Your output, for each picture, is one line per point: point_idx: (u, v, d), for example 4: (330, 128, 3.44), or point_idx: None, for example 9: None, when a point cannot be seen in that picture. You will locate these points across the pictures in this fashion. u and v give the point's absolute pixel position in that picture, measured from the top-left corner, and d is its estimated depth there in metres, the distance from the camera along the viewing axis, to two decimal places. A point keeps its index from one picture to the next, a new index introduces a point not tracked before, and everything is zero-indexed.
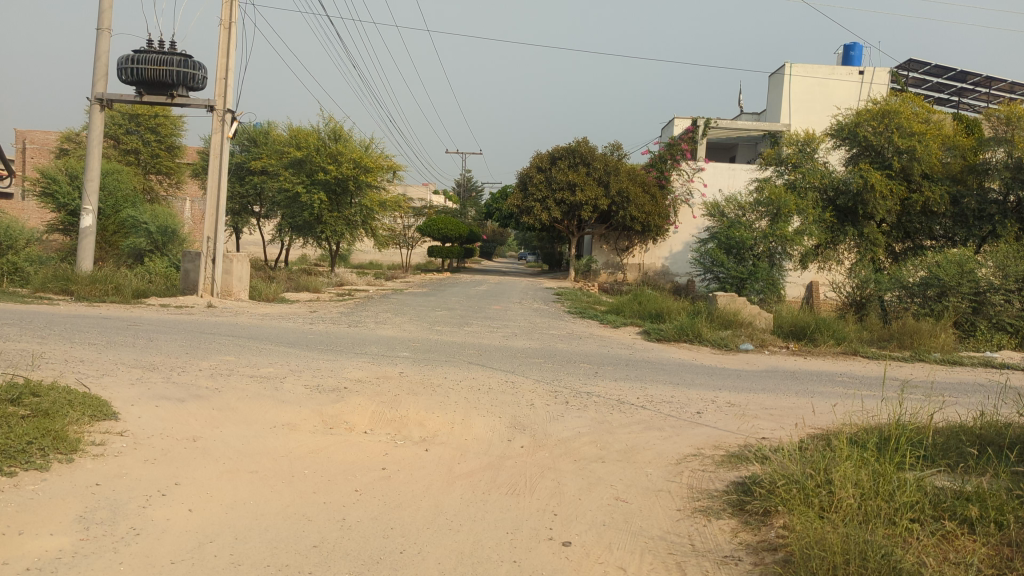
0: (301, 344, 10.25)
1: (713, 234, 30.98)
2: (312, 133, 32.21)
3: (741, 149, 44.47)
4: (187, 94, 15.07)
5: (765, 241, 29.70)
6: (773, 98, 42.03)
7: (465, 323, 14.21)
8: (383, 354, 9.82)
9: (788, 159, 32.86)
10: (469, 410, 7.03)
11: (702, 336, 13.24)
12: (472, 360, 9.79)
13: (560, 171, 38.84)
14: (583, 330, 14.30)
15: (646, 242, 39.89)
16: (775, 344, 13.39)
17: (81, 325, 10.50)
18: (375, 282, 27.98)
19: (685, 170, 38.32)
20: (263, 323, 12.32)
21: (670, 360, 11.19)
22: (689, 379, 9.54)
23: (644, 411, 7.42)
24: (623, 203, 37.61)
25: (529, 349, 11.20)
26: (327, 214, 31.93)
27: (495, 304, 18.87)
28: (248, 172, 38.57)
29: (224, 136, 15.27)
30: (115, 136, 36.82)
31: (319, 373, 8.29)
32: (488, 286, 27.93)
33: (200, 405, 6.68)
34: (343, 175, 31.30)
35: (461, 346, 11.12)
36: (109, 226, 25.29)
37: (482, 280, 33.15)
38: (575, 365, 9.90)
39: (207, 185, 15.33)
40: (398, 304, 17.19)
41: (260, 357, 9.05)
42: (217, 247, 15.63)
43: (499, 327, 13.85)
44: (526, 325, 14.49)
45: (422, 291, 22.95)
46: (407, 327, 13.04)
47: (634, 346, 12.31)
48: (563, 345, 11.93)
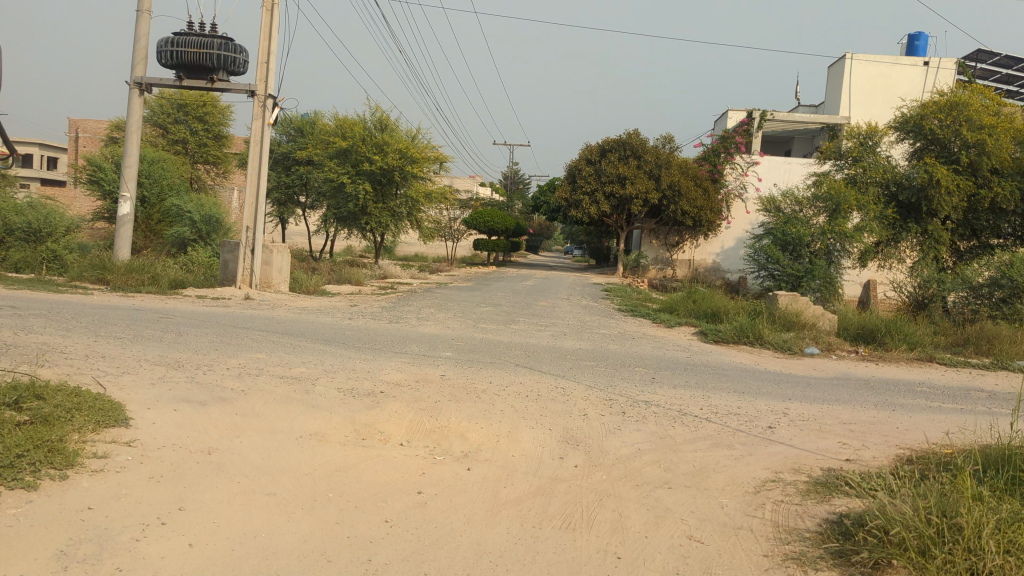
0: (337, 341, 9.67)
1: (768, 230, 29.90)
2: (358, 123, 31.85)
3: (797, 142, 43.04)
4: (226, 77, 14.72)
5: (822, 237, 28.44)
6: (832, 89, 40.52)
7: (510, 320, 13.54)
8: (422, 354, 9.18)
9: (849, 153, 31.84)
10: (515, 421, 6.33)
11: (763, 338, 12.34)
12: (518, 361, 9.08)
13: (609, 164, 37.94)
14: (635, 329, 13.48)
15: (696, 238, 38.78)
16: (844, 348, 12.40)
17: (111, 317, 10.11)
18: (418, 275, 27.46)
19: (739, 163, 37.36)
20: (300, 317, 11.82)
21: (731, 364, 10.33)
22: (756, 387, 8.68)
23: (710, 425, 6.61)
24: (674, 197, 36.55)
25: (578, 351, 10.45)
26: (372, 205, 31.58)
27: (541, 300, 18.14)
28: (294, 162, 38.49)
29: (265, 123, 14.83)
30: (163, 125, 37.00)
31: (353, 375, 7.68)
32: (534, 281, 27.26)
33: (223, 410, 6.11)
34: (388, 165, 30.86)
35: (506, 346, 10.43)
36: (153, 215, 25.38)
37: (528, 274, 32.48)
38: (629, 369, 9.12)
39: (247, 174, 14.91)
40: (441, 299, 16.58)
41: (292, 355, 8.49)
42: (256, 237, 15.21)
43: (546, 325, 13.15)
44: (574, 323, 13.74)
45: (467, 286, 22.35)
46: (449, 323, 12.41)
47: (691, 348, 11.49)
48: (615, 346, 11.16)
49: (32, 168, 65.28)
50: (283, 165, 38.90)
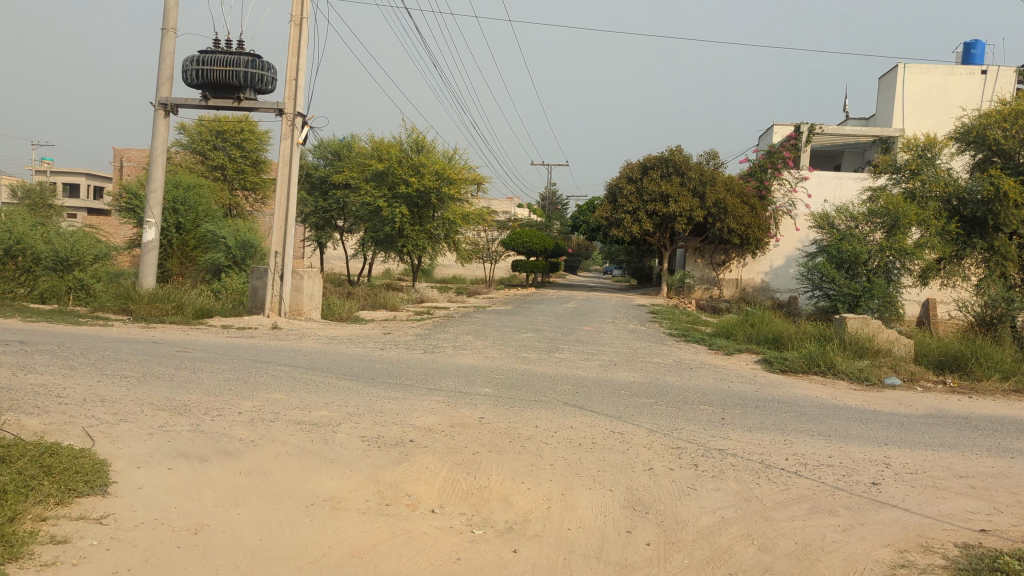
0: (365, 376, 8.76)
1: (822, 248, 28.58)
2: (394, 145, 31.26)
3: (847, 156, 41.52)
4: (255, 97, 13.99)
5: (880, 254, 27.04)
6: (884, 101, 39.05)
7: (555, 348, 12.54)
8: (460, 391, 8.23)
9: (907, 166, 30.47)
10: (568, 479, 5.32)
11: (836, 367, 11.18)
12: (568, 399, 8.08)
13: (651, 182, 36.82)
14: (692, 358, 12.39)
15: (744, 256, 37.44)
16: (928, 378, 11.16)
17: (124, 352, 9.33)
18: (457, 298, 26.61)
19: (787, 179, 36.10)
20: (328, 349, 10.97)
21: (806, 399, 9.17)
22: (842, 428, 7.54)
23: (801, 482, 5.52)
24: (719, 215, 35.39)
25: (633, 384, 9.40)
26: (409, 228, 30.91)
27: (586, 325, 17.08)
28: (332, 186, 38.13)
29: (294, 142, 14.10)
30: (202, 152, 36.92)
31: (380, 419, 6.73)
32: (577, 304, 26.25)
33: (223, 468, 5.18)
34: (424, 187, 30.17)
35: (553, 379, 9.43)
36: (189, 242, 24.95)
37: (569, 297, 31.50)
38: (693, 407, 8.05)
39: (276, 196, 14.21)
40: (480, 325, 15.63)
41: (314, 395, 7.59)
42: (285, 262, 14.45)
43: (594, 354, 12.13)
44: (625, 351, 12.69)
45: (507, 309, 21.38)
46: (489, 353, 11.45)
47: (757, 380, 10.35)
48: (672, 378, 10.08)
49: (78, 198, 66.24)
50: (321, 189, 38.57)
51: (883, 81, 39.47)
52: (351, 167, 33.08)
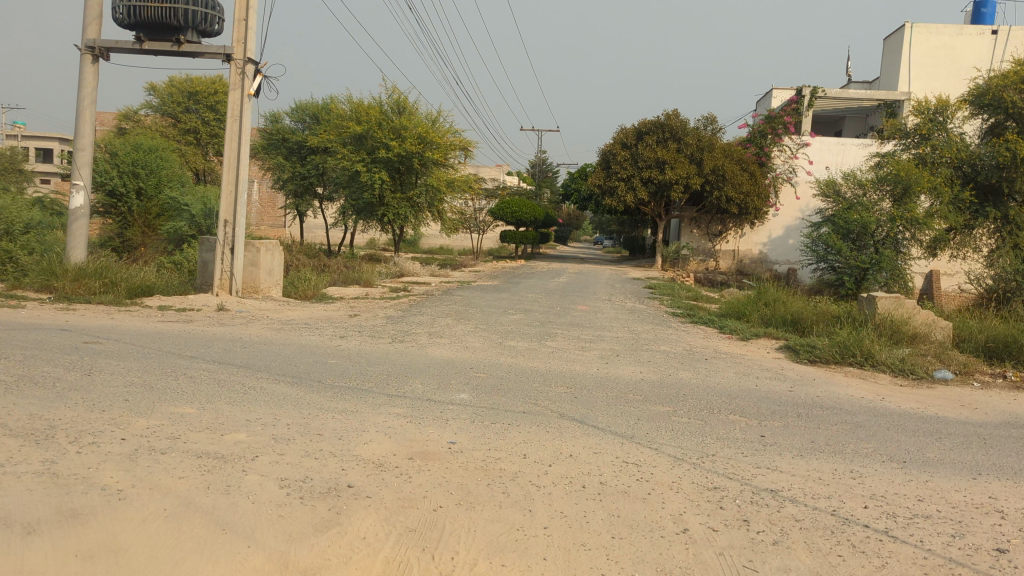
0: (309, 377, 7.00)
1: (828, 217, 27.02)
2: (374, 106, 29.25)
3: (849, 122, 39.96)
4: (198, 40, 12.08)
5: (888, 224, 25.50)
6: (890, 62, 37.29)
7: (546, 334, 10.84)
8: (427, 398, 6.50)
9: (917, 130, 28.77)
10: (568, 557, 3.62)
11: (875, 358, 9.51)
12: (563, 409, 6.36)
13: (646, 147, 34.94)
14: (704, 346, 10.70)
15: (741, 226, 35.77)
16: (983, 370, 9.50)
17: (16, 345, 7.53)
18: (439, 271, 24.84)
19: (788, 146, 34.27)
20: (278, 337, 9.20)
21: (852, 402, 7.48)
22: (915, 448, 5.84)
23: (902, 554, 3.86)
24: (717, 182, 33.69)
25: (641, 384, 7.68)
26: (389, 195, 29.04)
27: (579, 303, 15.34)
28: (310, 151, 36.17)
29: (245, 94, 12.22)
30: (173, 114, 34.78)
31: (313, 448, 5.00)
32: (569, 278, 24.58)
33: (50, 549, 3.45)
34: (405, 152, 28.27)
35: (545, 377, 7.72)
36: (151, 209, 23.12)
37: (558, 269, 29.83)
38: (720, 418, 6.35)
39: (224, 156, 12.36)
40: (461, 304, 13.87)
41: (235, 407, 5.85)
42: (236, 233, 12.59)
43: (591, 341, 10.43)
44: (628, 337, 10.99)
45: (493, 284, 19.68)
46: (467, 342, 9.70)
47: (787, 375, 8.67)
48: (686, 374, 8.38)
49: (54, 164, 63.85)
50: (300, 155, 36.60)
51: (888, 42, 37.75)
52: (327, 130, 31.09)
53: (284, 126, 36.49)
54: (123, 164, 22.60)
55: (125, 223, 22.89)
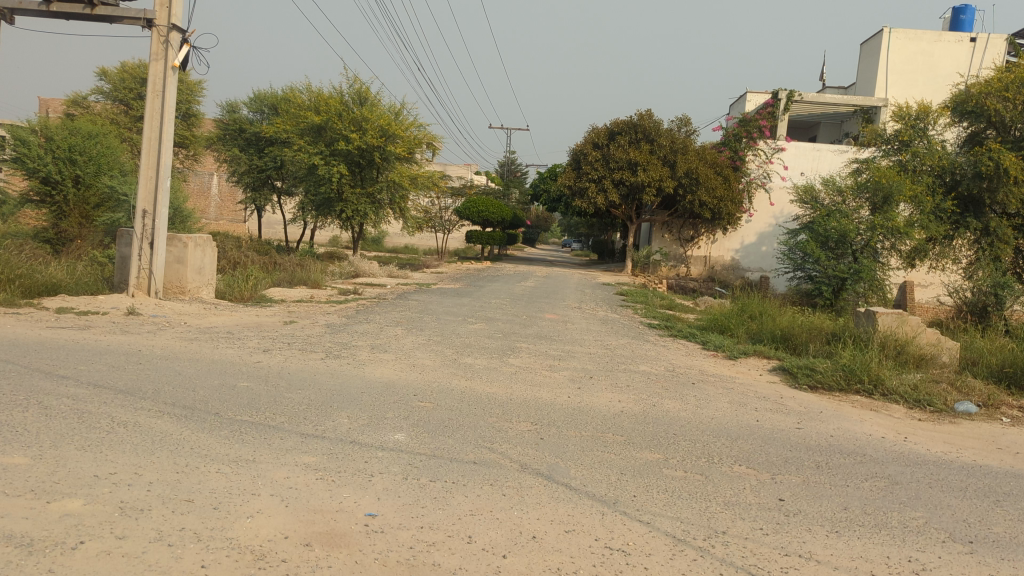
0: (204, 409, 5.53)
1: (805, 224, 26.07)
2: (334, 96, 27.56)
3: (823, 127, 39.35)
4: (115, 2, 10.44)
5: (868, 233, 24.57)
6: (868, 68, 36.63)
7: (509, 349, 9.46)
8: (350, 441, 5.08)
9: (898, 136, 27.94)
10: None
11: (886, 386, 8.26)
12: (525, 459, 4.96)
13: (617, 148, 33.70)
14: (688, 366, 9.38)
15: (714, 232, 34.77)
16: (1008, 403, 8.27)
17: None
18: (397, 272, 23.35)
19: (763, 150, 33.50)
20: (188, 351, 7.70)
21: (874, 447, 6.17)
22: (976, 520, 4.51)
23: None
24: (690, 185, 32.65)
25: (621, 418, 6.32)
26: (348, 190, 27.47)
27: (546, 311, 13.96)
28: (268, 144, 34.45)
29: (169, 66, 10.66)
30: (124, 101, 33.00)
31: (169, 528, 3.53)
32: (535, 282, 23.28)
33: None
34: (366, 146, 26.73)
35: (503, 408, 6.32)
36: (89, 199, 21.34)
37: (525, 272, 28.50)
38: (723, 473, 5.01)
39: (144, 137, 10.79)
40: (414, 311, 12.42)
41: (87, 456, 4.38)
42: (158, 225, 11.01)
43: (560, 358, 9.05)
44: (602, 355, 9.63)
45: (454, 288, 18.26)
46: (414, 359, 8.26)
47: (789, 407, 7.38)
48: (672, 404, 7.04)
49: None
50: (257, 147, 34.82)
51: (866, 47, 37.13)
52: (284, 120, 29.41)
53: (242, 116, 34.68)
54: (59, 148, 20.77)
55: (60, 213, 20.88)
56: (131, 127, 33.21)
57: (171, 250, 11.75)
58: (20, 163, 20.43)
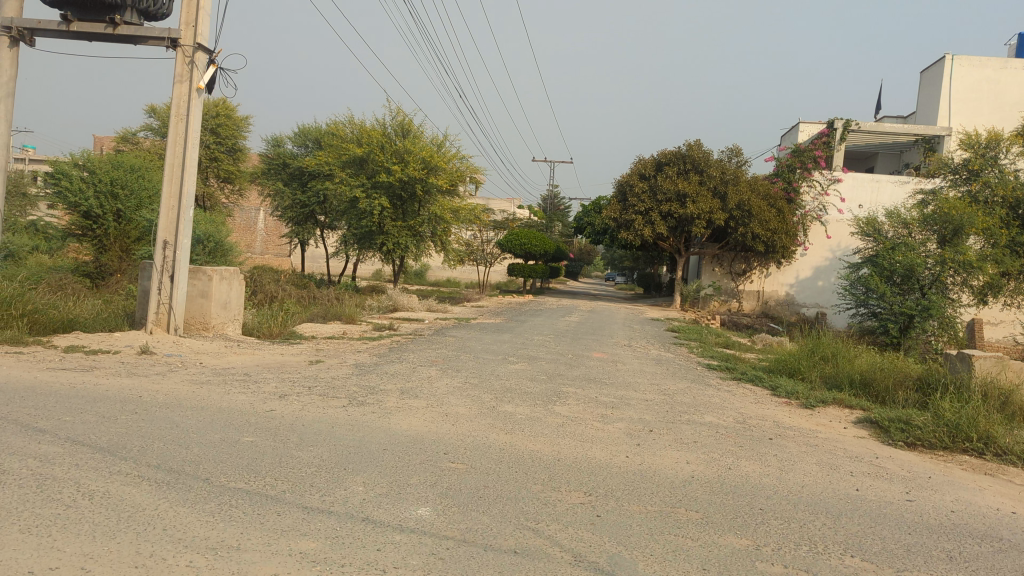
0: (194, 473, 4.63)
1: (868, 258, 24.68)
2: (377, 128, 27.05)
3: (881, 158, 37.88)
4: (138, 21, 9.86)
5: (936, 267, 23.13)
6: (929, 96, 35.27)
7: (556, 395, 8.43)
8: (363, 517, 4.13)
9: (966, 166, 26.46)
10: None
11: (1001, 445, 6.99)
12: (579, 549, 3.93)
13: (666, 179, 32.62)
14: (760, 416, 8.22)
15: (767, 266, 33.38)
16: None
17: None
18: (437, 306, 22.48)
19: (818, 181, 32.26)
20: (194, 397, 6.84)
21: (1009, 528, 4.98)
22: None
23: None
24: (743, 217, 31.42)
25: (693, 486, 5.24)
26: (390, 223, 26.85)
27: (595, 350, 12.89)
28: (311, 178, 34.16)
29: (194, 88, 10.03)
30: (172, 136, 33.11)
31: None
32: (582, 317, 22.23)
33: None
34: (408, 178, 26.09)
35: (552, 471, 5.29)
36: (130, 232, 20.94)
37: (571, 307, 27.46)
38: (835, 569, 3.92)
39: (166, 163, 10.14)
40: (452, 349, 11.46)
41: (28, 543, 3.47)
42: (181, 257, 10.29)
43: (615, 407, 8.00)
44: (662, 403, 8.54)
45: (496, 324, 17.31)
46: (449, 407, 7.28)
47: (891, 472, 6.21)
48: (750, 466, 5.94)
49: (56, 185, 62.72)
50: (301, 180, 34.58)
51: (925, 76, 35.80)
52: (326, 152, 29.02)
53: (286, 150, 34.54)
54: (101, 182, 20.33)
55: (100, 247, 20.45)
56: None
57: (195, 283, 11.06)
58: (62, 196, 20.08)
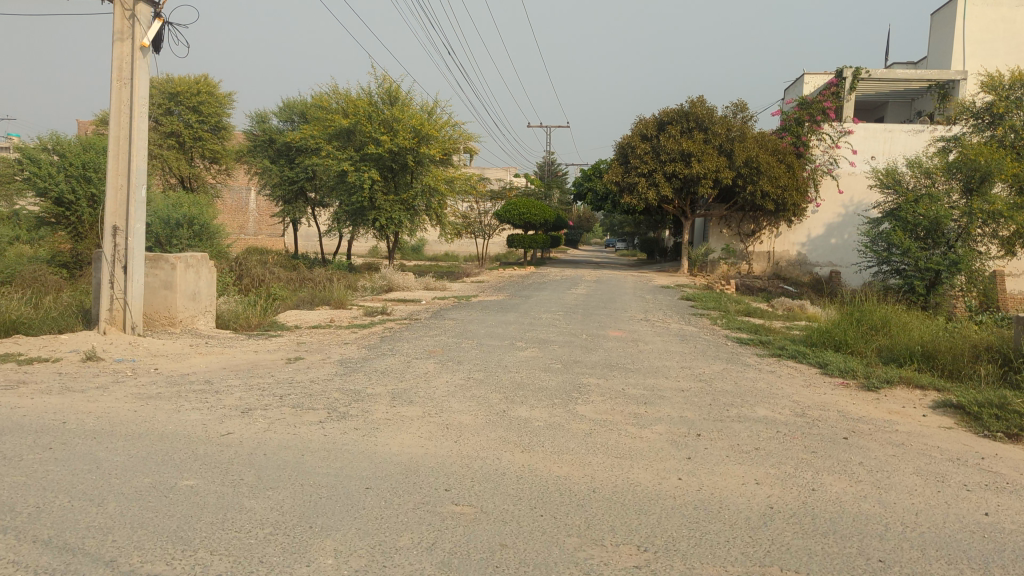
0: (96, 554, 3.29)
1: (889, 212, 23.36)
2: (363, 96, 25.50)
3: (892, 106, 36.33)
4: None
5: (963, 219, 21.87)
6: (941, 39, 33.79)
7: (578, 390, 7.11)
8: None
9: (989, 109, 25.01)
10: None
11: None
12: None
13: (669, 139, 31.02)
14: (821, 405, 6.90)
15: (777, 225, 32.03)
16: None
17: None
18: (434, 283, 21.14)
19: (828, 134, 30.85)
20: (134, 420, 5.50)
21: None
22: None
23: None
24: (752, 175, 29.95)
25: (780, 526, 3.92)
26: (381, 197, 25.44)
27: (611, 328, 11.56)
28: (299, 154, 32.63)
29: (137, 47, 8.61)
30: (153, 116, 31.54)
31: None
32: (588, 288, 20.93)
33: None
34: (398, 147, 24.58)
35: (589, 514, 3.97)
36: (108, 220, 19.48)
37: (575, 278, 26.15)
38: None
39: (110, 137, 8.73)
40: (452, 335, 10.14)
41: None
42: (134, 245, 8.90)
43: (650, 404, 6.68)
44: (703, 394, 7.21)
45: (498, 301, 15.94)
46: (449, 416, 5.93)
47: (1014, 480, 4.89)
48: (838, 485, 4.62)
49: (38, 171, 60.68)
50: (288, 157, 33.07)
51: (937, 18, 34.28)
52: (311, 125, 27.49)
53: (271, 126, 32.96)
54: (72, 165, 18.81)
55: (76, 235, 19.01)
56: (160, 143, 31.82)
57: (156, 274, 9.71)
58: (30, 182, 18.59)
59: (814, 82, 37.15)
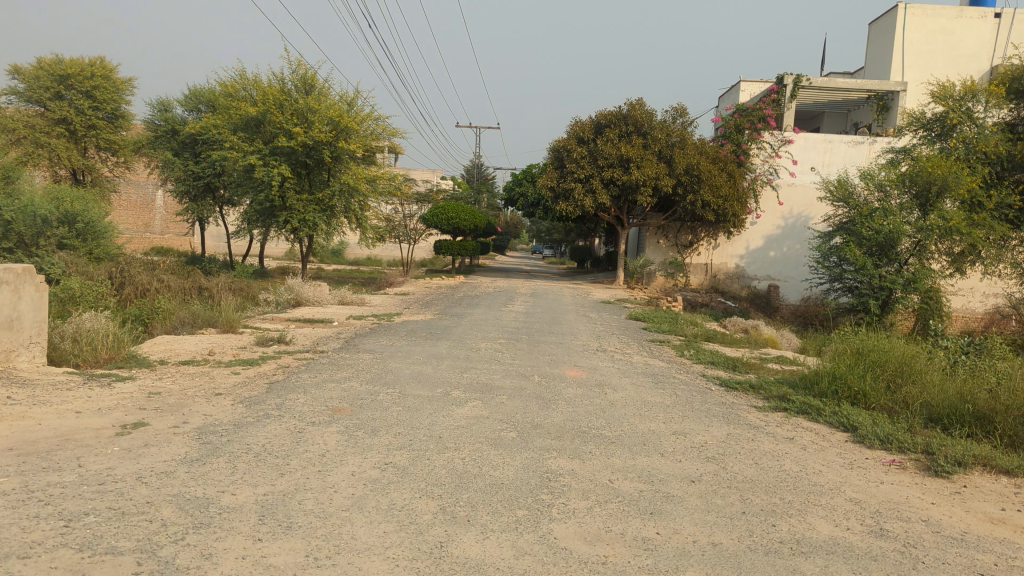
0: None
1: (842, 226, 21.90)
2: (274, 83, 22.64)
3: (828, 117, 35.46)
4: None
5: (918, 235, 20.53)
6: (881, 49, 33.00)
7: (547, 488, 4.80)
8: None
9: (940, 120, 23.92)
10: None
11: None
12: None
13: (607, 143, 28.97)
14: (898, 512, 4.79)
15: (715, 236, 30.52)
16: None
17: None
18: (351, 296, 18.65)
19: (768, 142, 29.46)
20: None
21: None
22: None
23: None
24: (692, 184, 28.25)
25: None
26: (292, 197, 22.65)
27: (567, 366, 9.29)
28: (205, 148, 29.31)
29: None
30: (38, 101, 27.71)
31: None
32: (526, 304, 18.69)
33: None
34: (312, 141, 21.84)
35: None
36: None
37: (509, 290, 23.93)
38: None
39: None
40: (366, 380, 7.70)
41: None
42: None
43: (660, 518, 4.42)
44: (725, 491, 5.01)
45: (423, 322, 13.49)
46: (349, 566, 3.51)
47: None
48: None
49: None
50: (193, 150, 29.72)
51: (876, 28, 33.51)
52: (217, 115, 24.50)
53: (174, 115, 29.60)
54: None
55: None
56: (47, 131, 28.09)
57: None
58: None
59: (751, 90, 35.97)
